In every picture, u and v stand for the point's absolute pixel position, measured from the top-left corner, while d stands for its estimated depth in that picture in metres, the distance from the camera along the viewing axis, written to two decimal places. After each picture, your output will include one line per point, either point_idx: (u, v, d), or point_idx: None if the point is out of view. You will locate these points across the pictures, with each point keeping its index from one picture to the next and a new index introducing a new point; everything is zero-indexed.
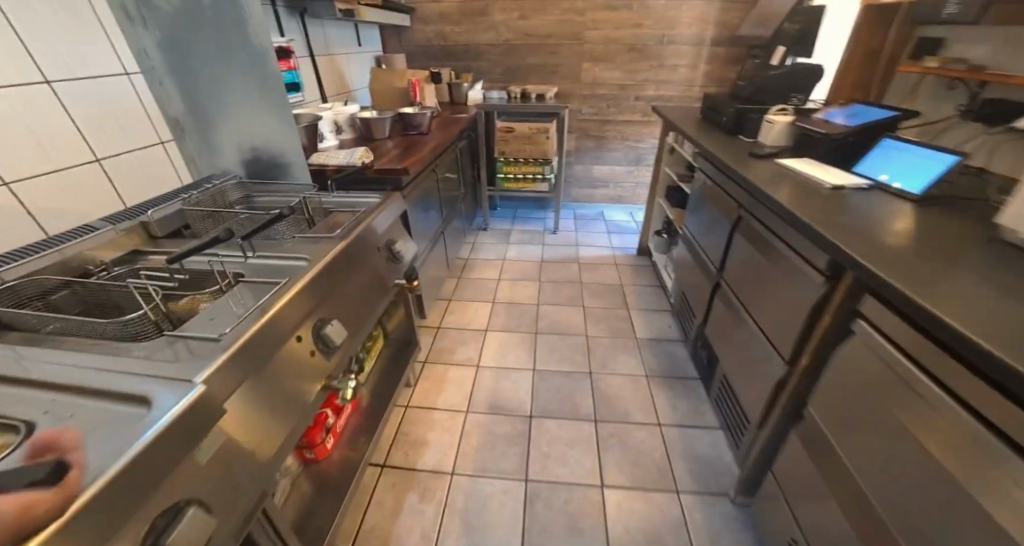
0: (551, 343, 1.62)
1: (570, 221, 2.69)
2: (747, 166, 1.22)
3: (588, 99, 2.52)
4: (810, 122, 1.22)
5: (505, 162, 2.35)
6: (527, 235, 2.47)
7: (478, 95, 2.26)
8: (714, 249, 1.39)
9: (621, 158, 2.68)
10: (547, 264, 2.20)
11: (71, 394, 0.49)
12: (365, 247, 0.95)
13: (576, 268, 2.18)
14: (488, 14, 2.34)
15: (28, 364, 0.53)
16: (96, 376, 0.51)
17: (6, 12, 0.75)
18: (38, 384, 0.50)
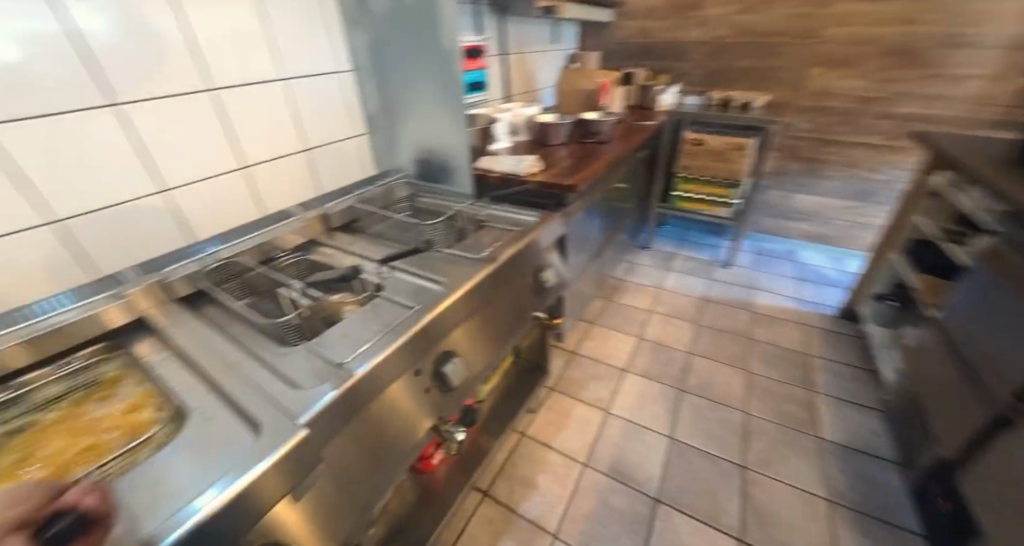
0: (697, 409, 1.35)
1: (751, 256, 2.21)
2: None
3: (808, 113, 2.00)
4: None
5: (688, 179, 2.03)
6: (690, 264, 2.12)
7: (670, 100, 1.99)
8: (1011, 362, 0.84)
9: (838, 189, 2.07)
10: (708, 303, 1.84)
11: (219, 398, 0.57)
12: (508, 277, 0.88)
13: (747, 315, 1.76)
14: (701, 7, 2.02)
15: (209, 347, 0.66)
16: (240, 385, 0.58)
17: (267, 21, 0.93)
18: (206, 375, 0.61)
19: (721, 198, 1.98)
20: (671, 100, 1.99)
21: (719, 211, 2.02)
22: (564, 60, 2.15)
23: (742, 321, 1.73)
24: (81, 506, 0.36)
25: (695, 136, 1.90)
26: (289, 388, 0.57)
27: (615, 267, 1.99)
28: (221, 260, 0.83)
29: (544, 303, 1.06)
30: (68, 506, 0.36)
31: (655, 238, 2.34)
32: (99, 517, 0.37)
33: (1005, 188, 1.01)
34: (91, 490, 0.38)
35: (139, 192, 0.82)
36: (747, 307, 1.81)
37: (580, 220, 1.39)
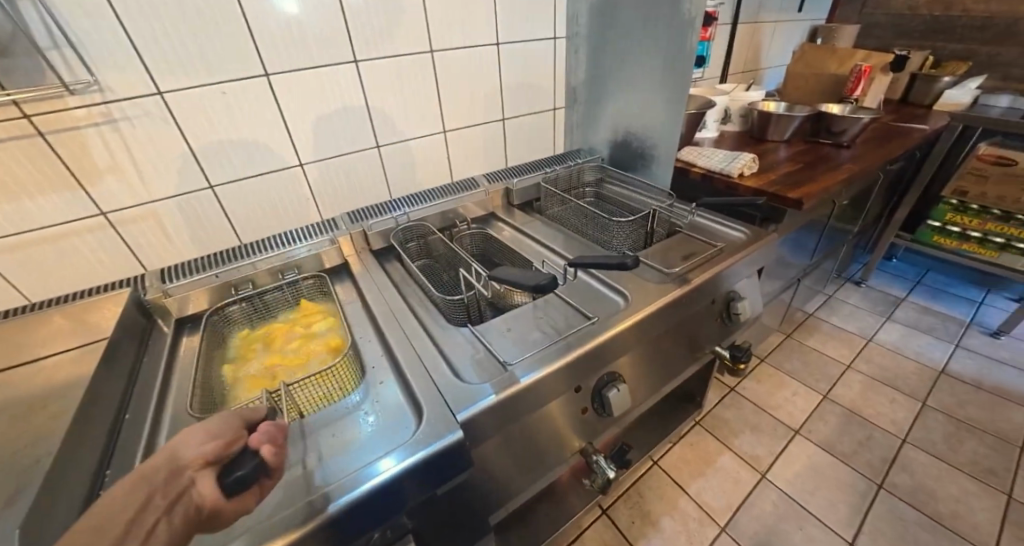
0: (901, 522, 1.01)
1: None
2: None
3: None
4: None
5: (963, 210, 1.46)
6: (926, 319, 1.57)
7: (964, 97, 1.44)
8: None
9: None
10: (947, 381, 1.34)
11: (388, 364, 0.59)
12: (701, 296, 0.75)
13: (1017, 417, 1.22)
14: None
15: (393, 306, 0.69)
16: (407, 354, 0.59)
17: None
18: (383, 335, 0.64)
19: (1017, 243, 1.37)
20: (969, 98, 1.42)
21: (1004, 261, 1.42)
22: (808, 33, 1.72)
23: (1007, 426, 1.20)
24: (259, 453, 0.39)
25: (997, 151, 1.35)
26: (451, 375, 0.55)
27: (809, 300, 1.60)
28: (413, 219, 0.87)
29: (729, 335, 0.87)
30: (249, 451, 0.38)
31: (878, 274, 1.81)
32: (271, 469, 0.39)
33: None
34: (268, 440, 0.40)
35: (367, 146, 0.91)
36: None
37: (788, 240, 1.10)
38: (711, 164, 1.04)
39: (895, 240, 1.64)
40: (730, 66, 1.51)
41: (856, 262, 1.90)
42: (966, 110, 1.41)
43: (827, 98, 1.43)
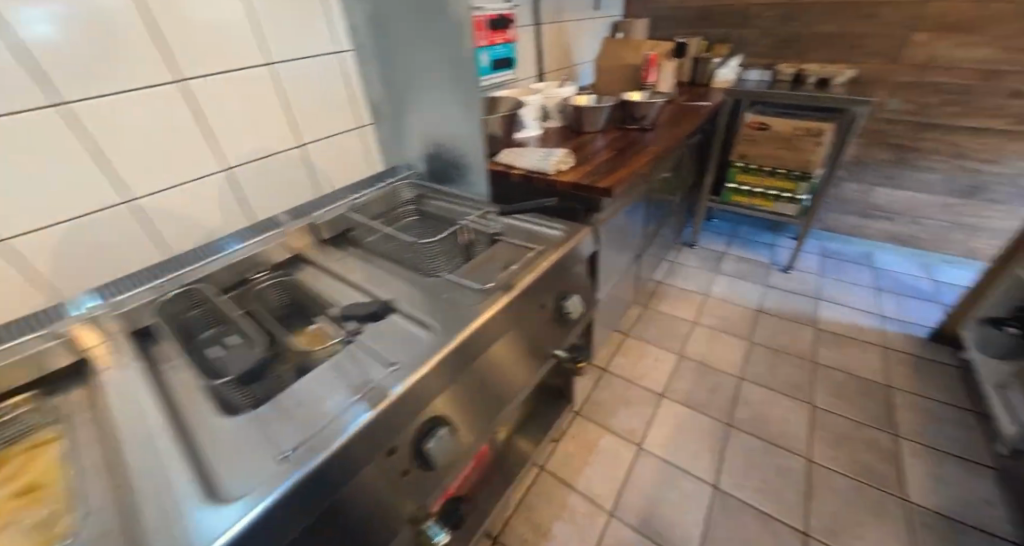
0: (748, 452, 1.16)
1: (816, 259, 1.86)
2: None
3: (904, 90, 1.59)
4: None
5: (745, 169, 1.75)
6: (741, 265, 1.85)
7: (730, 75, 1.74)
8: None
9: (937, 184, 1.64)
10: (764, 316, 1.59)
11: (117, 503, 0.45)
12: (530, 299, 0.74)
13: (811, 334, 1.50)
14: None
15: (136, 412, 0.53)
16: (144, 481, 0.45)
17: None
18: (117, 459, 0.49)
19: (786, 192, 1.71)
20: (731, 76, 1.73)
21: (780, 208, 1.75)
22: (608, 30, 1.89)
23: (803, 344, 1.47)
24: None
25: (757, 119, 1.62)
26: (202, 495, 0.43)
27: (655, 270, 1.75)
28: (182, 286, 0.71)
29: (568, 333, 0.88)
30: None
31: (702, 234, 2.08)
32: None
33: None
34: None
35: (99, 203, 0.70)
36: (809, 322, 1.54)
37: (614, 225, 1.16)
38: (529, 165, 1.05)
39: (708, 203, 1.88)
40: (542, 65, 1.58)
41: (686, 228, 2.15)
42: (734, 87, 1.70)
43: (630, 87, 1.56)
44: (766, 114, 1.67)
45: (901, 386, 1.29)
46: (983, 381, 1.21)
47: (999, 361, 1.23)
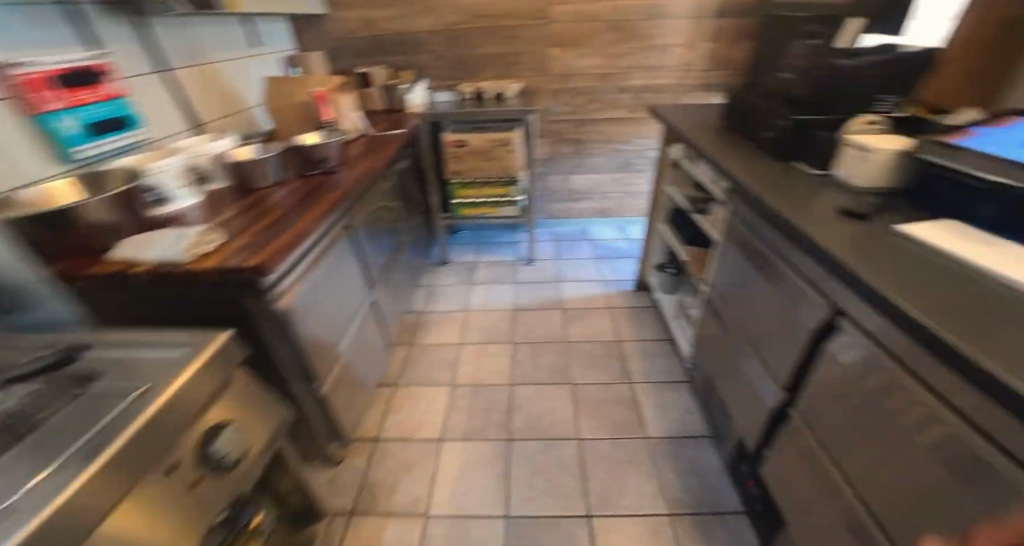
0: (530, 456, 1.21)
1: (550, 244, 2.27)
2: (829, 234, 0.75)
3: (560, 95, 2.05)
4: (958, 159, 0.73)
5: (463, 184, 2.01)
6: (494, 270, 2.11)
7: (420, 100, 1.94)
8: (781, 353, 0.90)
9: (604, 164, 2.21)
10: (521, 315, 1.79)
11: None
12: (145, 464, 0.51)
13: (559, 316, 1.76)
14: None
15: None
16: None
17: None
18: None
19: (503, 198, 2.04)
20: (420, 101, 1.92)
21: (503, 212, 2.08)
22: (281, 67, 1.85)
23: (556, 328, 1.69)
24: None
25: (456, 138, 1.88)
26: None
27: (406, 290, 1.82)
28: None
29: (255, 465, 0.71)
30: None
31: (454, 249, 2.33)
32: None
33: (731, 166, 1.06)
34: None
35: None
36: (552, 305, 1.83)
37: (320, 284, 1.06)
38: (155, 257, 0.82)
39: (444, 220, 2.12)
40: (191, 115, 1.34)
41: (435, 248, 2.35)
42: (426, 110, 1.91)
43: (312, 127, 1.48)
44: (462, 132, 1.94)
45: (628, 337, 1.63)
46: (669, 315, 1.62)
47: (672, 295, 1.67)
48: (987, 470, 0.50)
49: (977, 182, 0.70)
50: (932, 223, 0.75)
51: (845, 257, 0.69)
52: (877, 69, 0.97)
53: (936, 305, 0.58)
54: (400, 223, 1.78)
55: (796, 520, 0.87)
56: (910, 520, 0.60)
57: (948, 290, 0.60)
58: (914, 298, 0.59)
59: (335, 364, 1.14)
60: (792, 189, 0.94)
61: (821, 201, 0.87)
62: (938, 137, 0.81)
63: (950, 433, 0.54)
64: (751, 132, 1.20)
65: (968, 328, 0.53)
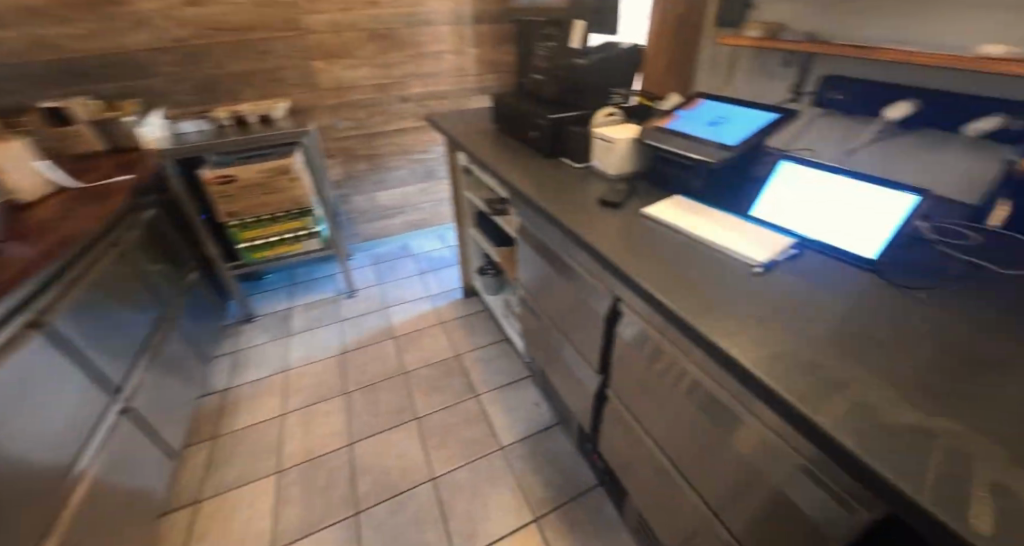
0: (380, 524, 1.12)
1: (370, 270, 2.41)
2: (593, 228, 0.80)
3: (339, 110, 2.03)
4: (663, 141, 0.86)
5: (245, 225, 1.84)
6: (315, 312, 2.07)
7: (158, 132, 1.53)
8: (586, 340, 0.96)
9: (408, 176, 2.37)
10: (350, 355, 1.78)
11: None
12: None
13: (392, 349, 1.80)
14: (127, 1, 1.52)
15: None
16: None
17: None
18: None
19: (302, 230, 1.96)
20: (162, 134, 1.53)
21: (305, 245, 2.01)
22: None
23: (391, 361, 1.73)
24: None
25: (219, 172, 1.65)
26: None
27: (187, 370, 1.42)
28: None
29: None
30: None
31: (259, 299, 2.14)
32: None
33: (508, 173, 1.07)
34: None
35: None
36: (388, 336, 1.89)
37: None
38: None
39: (233, 270, 1.87)
40: None
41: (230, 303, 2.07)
42: (170, 144, 1.52)
43: None
44: (226, 165, 1.71)
45: (463, 348, 1.77)
46: (497, 313, 1.83)
47: (498, 295, 1.85)
48: (740, 419, 0.58)
49: (694, 163, 0.81)
50: (670, 199, 0.84)
51: (617, 260, 0.71)
52: (604, 65, 1.07)
53: (691, 295, 0.62)
54: (161, 287, 1.39)
55: (634, 484, 0.95)
56: (697, 459, 0.70)
57: (694, 273, 0.66)
58: (674, 294, 0.62)
59: (76, 488, 0.84)
60: (563, 186, 0.97)
61: (589, 196, 0.92)
62: (658, 121, 0.92)
63: (716, 392, 0.61)
64: (519, 131, 1.24)
65: (717, 315, 0.58)
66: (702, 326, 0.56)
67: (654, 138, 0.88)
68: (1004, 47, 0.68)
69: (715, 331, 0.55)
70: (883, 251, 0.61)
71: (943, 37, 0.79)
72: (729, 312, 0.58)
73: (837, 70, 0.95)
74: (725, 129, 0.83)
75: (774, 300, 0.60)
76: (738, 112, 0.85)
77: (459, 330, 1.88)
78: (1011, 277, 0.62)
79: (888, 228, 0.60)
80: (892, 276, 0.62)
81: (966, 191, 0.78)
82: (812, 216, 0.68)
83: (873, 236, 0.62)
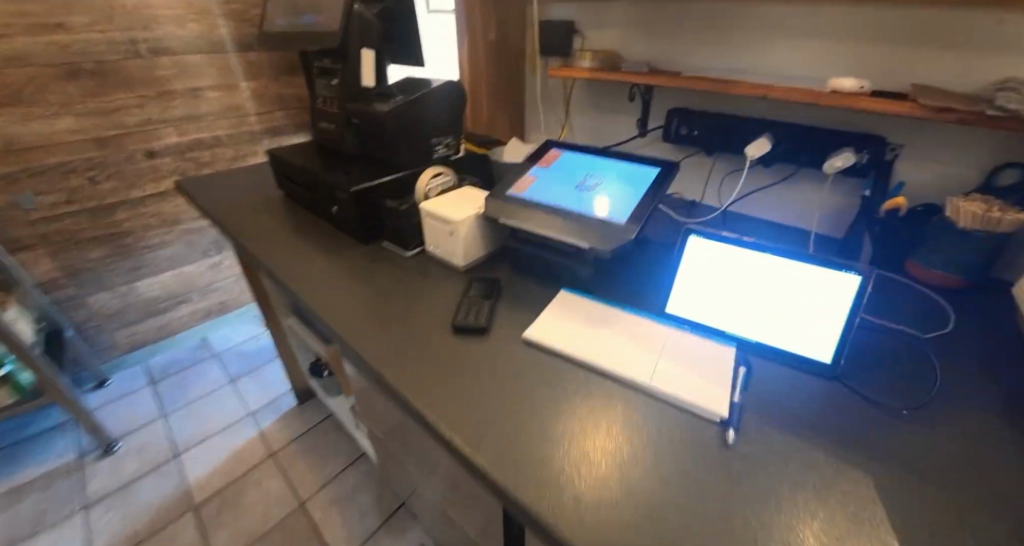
0: None
1: (149, 394, 1.62)
2: (452, 377, 0.50)
3: (27, 182, 1.29)
4: (530, 217, 0.62)
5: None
6: (30, 507, 1.25)
7: None
8: (476, 505, 0.65)
9: (184, 253, 1.68)
10: None
11: None
12: None
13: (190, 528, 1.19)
14: None
15: None
16: None
17: None
18: None
19: None
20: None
21: None
22: None
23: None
24: None
25: None
26: None
27: None
28: None
29: None
30: None
31: None
32: None
33: (301, 283, 0.70)
34: None
35: None
36: (182, 509, 1.23)
37: None
38: None
39: None
40: None
41: None
42: None
43: None
44: None
45: (311, 492, 1.26)
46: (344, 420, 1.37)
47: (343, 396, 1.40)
48: None
49: (579, 248, 0.59)
50: (554, 307, 0.58)
51: (434, 415, 0.45)
52: (417, 108, 0.79)
53: (553, 435, 0.42)
54: None
55: None
56: None
57: (555, 394, 0.47)
58: (534, 432, 0.42)
59: None
60: (398, 299, 0.64)
61: (446, 310, 0.61)
62: (512, 188, 0.66)
63: None
64: (317, 206, 0.87)
65: (586, 468, 0.39)
66: (548, 515, 0.35)
67: (521, 218, 0.62)
68: (855, 81, 0.62)
69: (585, 505, 0.36)
70: (841, 353, 0.47)
71: (776, 68, 0.74)
72: (608, 444, 0.42)
73: (680, 103, 0.86)
74: (604, 191, 0.62)
75: (639, 429, 0.43)
76: (608, 166, 0.66)
77: (300, 460, 1.35)
78: (930, 340, 0.55)
79: (837, 319, 0.47)
80: (852, 383, 0.49)
81: (834, 227, 0.77)
82: (738, 309, 0.53)
83: (819, 330, 0.49)
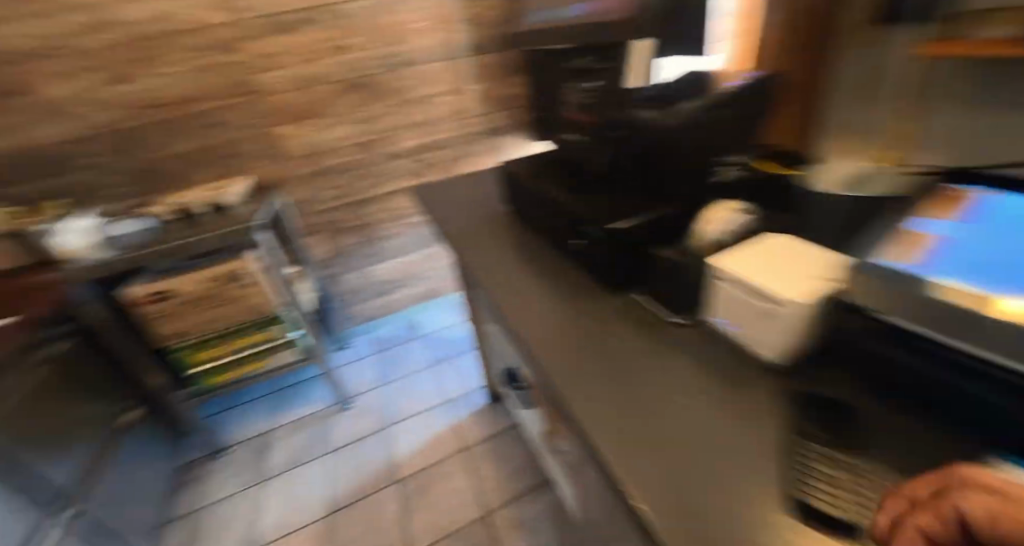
0: None
1: (372, 362, 1.88)
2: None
3: (315, 179, 1.59)
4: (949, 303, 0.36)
5: (196, 347, 1.40)
6: (299, 439, 1.59)
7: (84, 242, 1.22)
8: None
9: (408, 244, 1.88)
10: (338, 517, 1.31)
11: None
12: None
13: (394, 501, 1.33)
14: (33, 88, 1.21)
15: None
16: None
17: None
18: None
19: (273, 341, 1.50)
20: (86, 239, 1.21)
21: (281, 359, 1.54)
22: None
23: (391, 532, 1.24)
24: None
25: (146, 291, 1.25)
26: None
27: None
28: None
29: None
30: None
31: (233, 421, 1.70)
32: None
33: (539, 340, 0.59)
34: None
35: None
36: (390, 481, 1.38)
37: None
38: None
39: (190, 403, 1.47)
40: None
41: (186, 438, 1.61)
42: (95, 257, 1.20)
43: None
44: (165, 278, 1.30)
45: (496, 504, 1.26)
46: (532, 439, 1.32)
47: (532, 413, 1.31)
48: None
49: None
50: None
51: None
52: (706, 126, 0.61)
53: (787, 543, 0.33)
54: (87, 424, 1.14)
55: None
56: None
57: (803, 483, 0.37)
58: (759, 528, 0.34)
59: None
60: (671, 396, 0.48)
61: (776, 458, 0.39)
62: (890, 253, 0.42)
63: None
64: (554, 233, 0.77)
65: None
66: None
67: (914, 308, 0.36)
68: None
69: None
70: None
71: None
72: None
73: None
74: None
75: None
76: None
77: (487, 467, 1.36)
78: None
79: None
80: None
81: None
82: None
83: None
